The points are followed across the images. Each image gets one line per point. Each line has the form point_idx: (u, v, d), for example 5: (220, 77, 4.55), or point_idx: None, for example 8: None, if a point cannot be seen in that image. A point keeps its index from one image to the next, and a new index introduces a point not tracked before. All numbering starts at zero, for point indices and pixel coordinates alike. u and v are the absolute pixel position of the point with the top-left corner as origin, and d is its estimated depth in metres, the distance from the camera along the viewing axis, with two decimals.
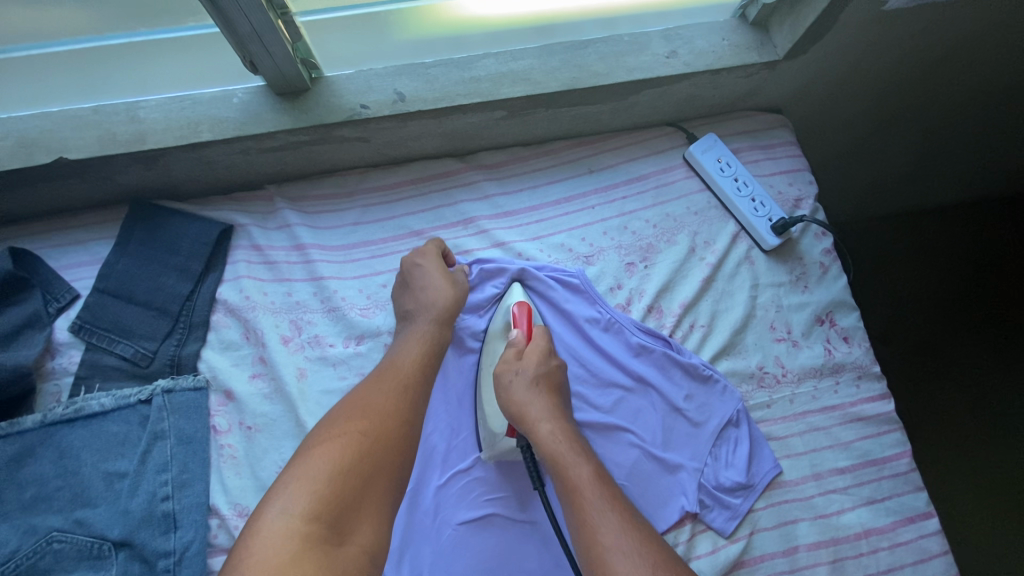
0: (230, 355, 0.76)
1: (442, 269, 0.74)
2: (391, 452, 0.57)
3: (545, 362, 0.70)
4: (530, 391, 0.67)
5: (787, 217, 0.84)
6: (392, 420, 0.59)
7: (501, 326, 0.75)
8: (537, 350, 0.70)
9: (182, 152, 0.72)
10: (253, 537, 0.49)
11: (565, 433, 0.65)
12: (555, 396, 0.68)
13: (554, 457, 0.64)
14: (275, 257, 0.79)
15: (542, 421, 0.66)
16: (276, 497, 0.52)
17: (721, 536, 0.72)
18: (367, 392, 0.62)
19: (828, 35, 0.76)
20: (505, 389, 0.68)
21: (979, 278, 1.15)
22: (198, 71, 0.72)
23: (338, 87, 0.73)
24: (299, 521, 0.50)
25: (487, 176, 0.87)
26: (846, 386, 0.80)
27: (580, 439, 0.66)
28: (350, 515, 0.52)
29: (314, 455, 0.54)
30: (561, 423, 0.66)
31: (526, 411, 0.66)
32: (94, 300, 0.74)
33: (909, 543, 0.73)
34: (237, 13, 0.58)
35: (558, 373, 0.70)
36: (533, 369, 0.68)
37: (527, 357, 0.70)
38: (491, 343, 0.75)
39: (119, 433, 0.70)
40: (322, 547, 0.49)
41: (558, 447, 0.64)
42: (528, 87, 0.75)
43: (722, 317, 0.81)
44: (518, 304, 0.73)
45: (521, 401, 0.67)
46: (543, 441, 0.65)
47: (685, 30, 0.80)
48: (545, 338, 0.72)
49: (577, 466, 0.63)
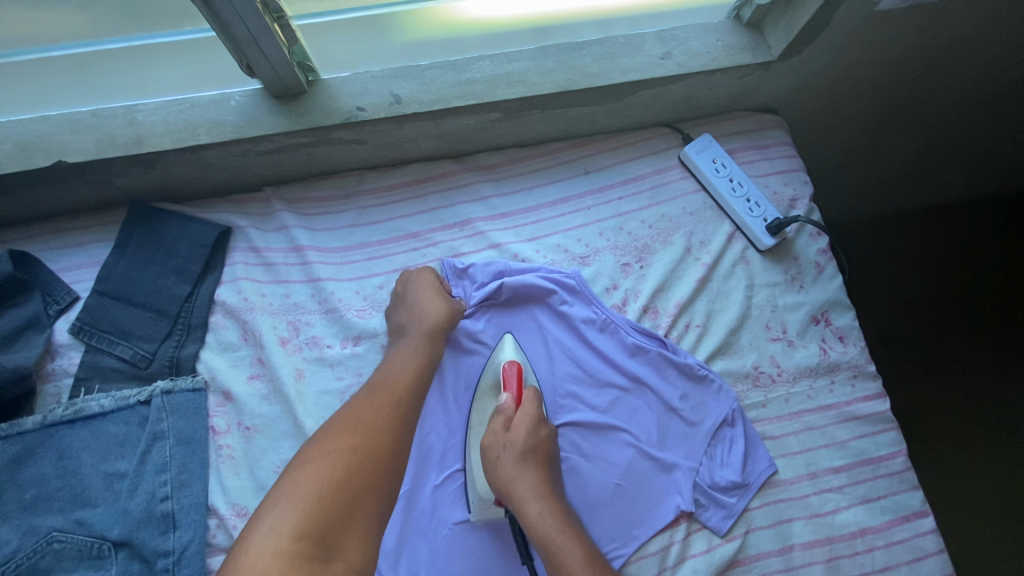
0: (229, 356, 0.76)
1: (437, 294, 0.75)
2: (381, 469, 0.57)
3: (534, 433, 0.69)
4: (518, 466, 0.67)
5: (782, 217, 0.84)
6: (383, 436, 0.60)
7: (491, 383, 0.75)
8: (525, 420, 0.70)
9: (180, 155, 0.73)
10: (241, 555, 0.49)
11: (555, 512, 0.66)
12: (543, 469, 0.68)
13: (543, 539, 0.64)
14: (273, 259, 0.80)
15: (530, 500, 0.66)
16: (266, 514, 0.52)
17: (717, 535, 0.72)
18: (359, 407, 0.62)
19: (822, 35, 0.76)
20: (492, 462, 0.68)
21: (981, 278, 1.15)
22: (196, 74, 0.73)
23: (334, 90, 0.74)
24: (287, 540, 0.50)
25: (483, 177, 0.87)
26: (842, 385, 0.80)
27: (569, 515, 0.67)
28: (338, 532, 0.53)
29: (303, 474, 0.55)
30: (549, 502, 0.67)
31: (513, 488, 0.66)
32: (94, 302, 0.75)
33: (904, 541, 0.74)
34: (233, 16, 0.59)
35: (546, 444, 0.70)
36: (521, 444, 0.68)
37: (515, 429, 0.69)
38: (480, 400, 0.75)
39: (119, 434, 0.70)
40: (310, 565, 0.49)
41: (547, 528, 0.64)
42: (523, 89, 0.75)
43: (718, 317, 0.81)
44: (510, 363, 0.74)
45: (509, 479, 0.67)
46: (532, 524, 0.65)
47: (679, 32, 0.80)
48: (535, 404, 0.72)
49: (568, 550, 0.63)
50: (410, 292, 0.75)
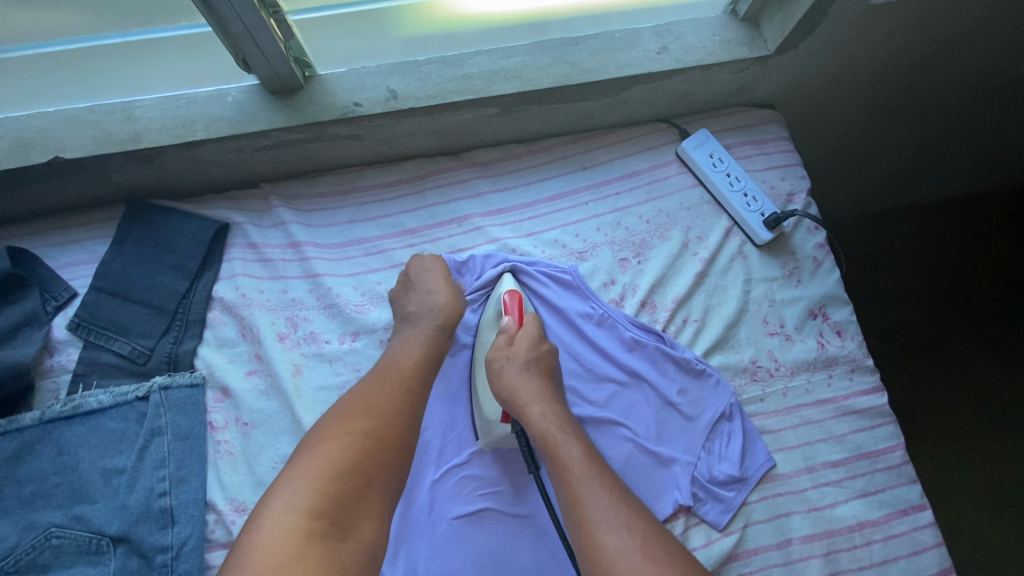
0: (226, 352, 0.76)
1: (445, 283, 0.74)
2: (393, 451, 0.58)
3: (535, 347, 0.71)
4: (522, 374, 0.68)
5: (779, 211, 0.84)
6: (395, 420, 0.60)
7: (492, 317, 0.76)
8: (527, 337, 0.71)
9: (178, 151, 0.73)
10: (256, 533, 0.50)
11: (556, 414, 0.66)
12: (546, 380, 0.69)
13: (544, 436, 0.65)
14: (271, 255, 0.80)
15: (533, 403, 0.67)
16: (280, 492, 0.53)
17: (715, 529, 0.72)
18: (370, 390, 0.62)
19: (818, 30, 0.77)
20: (497, 374, 0.70)
21: (976, 273, 1.15)
22: (193, 70, 0.73)
23: (331, 86, 0.74)
24: (302, 517, 0.51)
25: (481, 173, 0.87)
26: (840, 379, 0.80)
27: (570, 419, 0.67)
28: (352, 511, 0.53)
29: (317, 454, 0.55)
30: (552, 406, 0.67)
31: (516, 394, 0.67)
32: (92, 299, 0.75)
33: (903, 535, 0.74)
34: (229, 12, 0.59)
35: (548, 358, 0.71)
36: (524, 355, 0.70)
37: (517, 343, 0.71)
38: (483, 332, 0.76)
39: (117, 429, 0.70)
40: (325, 543, 0.50)
41: (548, 426, 0.65)
42: (519, 84, 0.76)
43: (715, 312, 0.81)
44: (510, 293, 0.75)
45: (512, 385, 0.68)
46: (534, 422, 0.66)
47: (676, 27, 0.80)
48: (536, 324, 0.74)
49: (567, 445, 0.64)
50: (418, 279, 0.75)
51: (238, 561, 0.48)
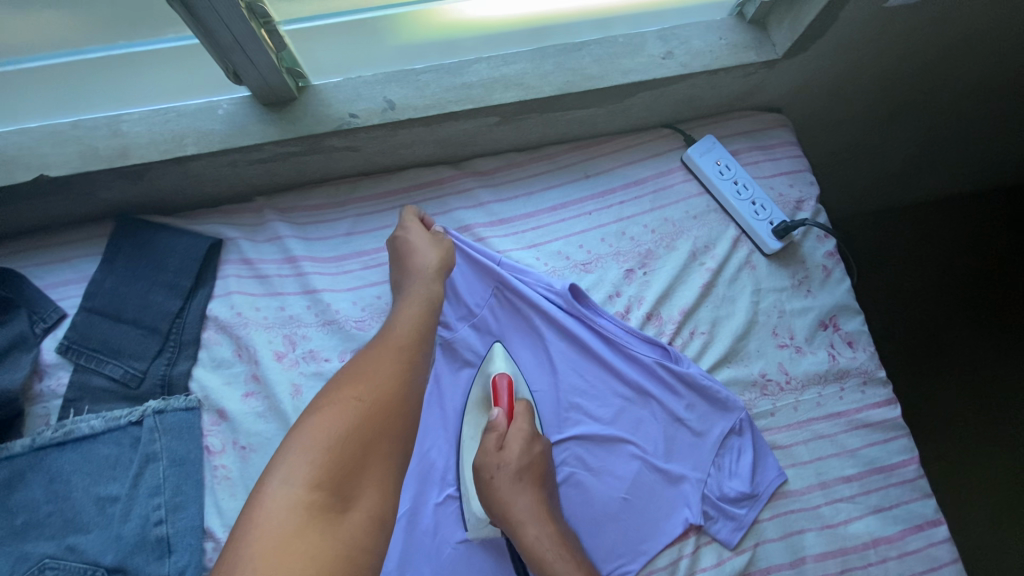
0: (222, 373, 0.74)
1: (427, 246, 0.74)
2: (393, 417, 0.55)
3: (527, 451, 0.68)
4: (514, 488, 0.66)
5: (788, 220, 0.82)
6: (394, 386, 0.57)
7: (481, 396, 0.74)
8: (519, 436, 0.68)
9: (168, 166, 0.70)
10: (256, 507, 0.47)
11: (552, 537, 0.65)
12: (539, 487, 0.67)
13: (540, 564, 0.64)
14: (266, 270, 0.78)
15: (527, 524, 0.65)
16: (276, 465, 0.50)
17: (727, 548, 0.70)
18: (367, 359, 0.59)
19: (829, 33, 0.74)
20: (488, 485, 0.67)
21: (981, 271, 1.14)
22: (181, 82, 0.70)
23: (325, 96, 0.71)
24: (302, 491, 0.49)
25: (481, 183, 0.85)
26: (852, 392, 0.78)
27: (567, 538, 0.66)
28: (353, 480, 0.51)
29: (314, 424, 0.53)
30: (547, 524, 0.66)
31: (510, 512, 0.66)
32: (82, 320, 0.73)
33: (918, 551, 0.72)
34: (217, 23, 0.56)
35: (542, 460, 0.68)
36: (516, 462, 0.66)
37: (508, 449, 0.67)
38: (473, 413, 0.73)
39: (110, 455, 0.68)
40: (327, 517, 0.48)
41: (544, 552, 0.64)
42: (521, 92, 0.73)
43: (724, 324, 0.79)
44: (500, 376, 0.73)
45: (505, 500, 0.66)
46: (528, 547, 0.64)
47: (681, 30, 0.78)
48: (528, 420, 0.70)
49: (567, 574, 0.63)
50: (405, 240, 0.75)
51: (237, 536, 0.46)
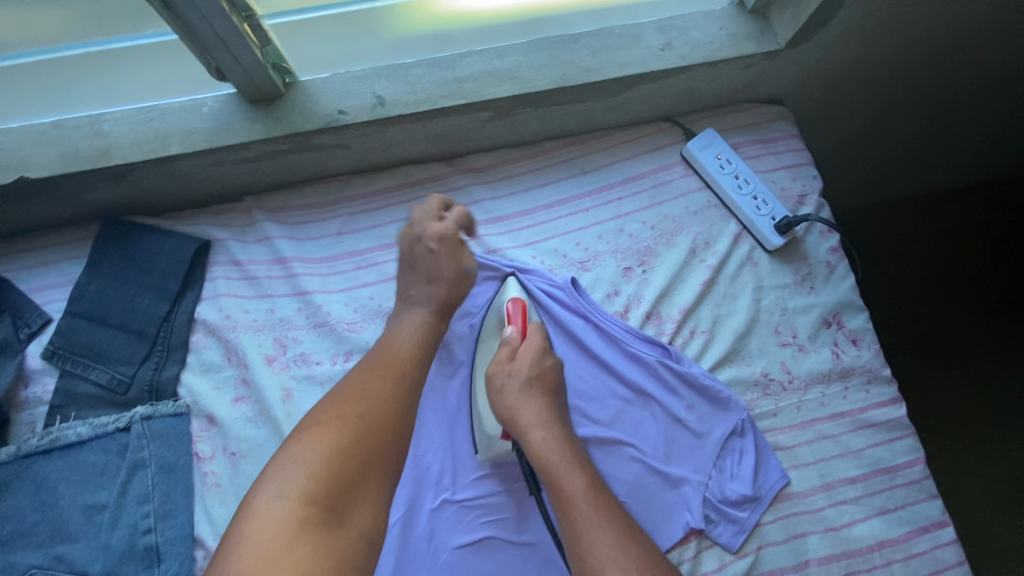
0: (211, 378, 0.72)
1: (450, 270, 0.67)
2: (392, 430, 0.54)
3: (538, 361, 0.68)
4: (523, 394, 0.66)
5: (791, 215, 0.80)
6: (394, 399, 0.56)
7: (495, 324, 0.73)
8: (531, 348, 0.69)
9: (152, 166, 0.68)
10: (249, 522, 0.47)
11: (559, 440, 0.64)
12: (549, 397, 0.67)
13: (545, 464, 0.62)
14: (256, 272, 0.76)
15: (534, 427, 0.64)
16: (272, 476, 0.50)
17: (728, 552, 0.69)
18: (367, 370, 0.58)
19: (832, 23, 0.72)
20: (497, 391, 0.67)
21: (986, 263, 1.12)
22: (163, 80, 0.68)
23: (313, 92, 0.69)
24: (296, 505, 0.48)
25: (476, 180, 0.83)
26: (856, 391, 0.76)
27: (574, 445, 0.64)
28: (348, 494, 0.50)
29: (312, 436, 0.52)
30: (554, 429, 0.65)
31: (517, 415, 0.65)
32: (67, 324, 0.71)
33: (924, 553, 0.70)
34: (197, 19, 0.54)
35: (552, 373, 0.68)
36: (527, 370, 0.67)
37: (520, 358, 0.68)
38: (485, 340, 0.73)
39: (98, 463, 0.67)
40: (319, 532, 0.47)
41: (551, 453, 0.63)
42: (515, 86, 0.71)
43: (724, 323, 0.77)
44: (512, 303, 0.72)
45: (512, 406, 0.65)
46: (535, 449, 0.63)
47: (680, 21, 0.75)
48: (540, 334, 0.70)
49: (571, 478, 0.61)
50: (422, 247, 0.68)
51: (229, 551, 0.46)
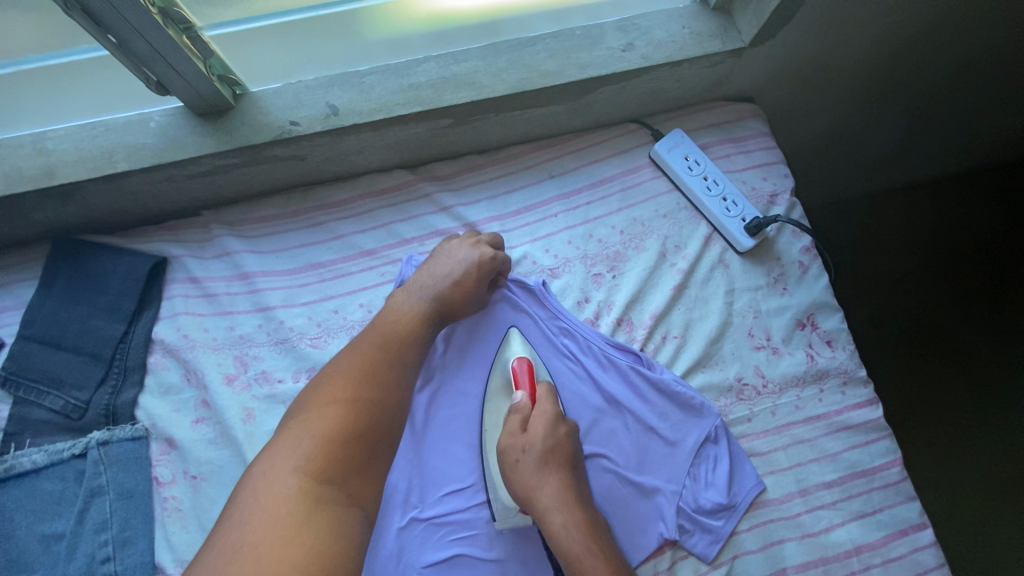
0: (171, 400, 0.70)
1: (478, 284, 0.68)
2: (394, 418, 0.54)
3: (553, 432, 0.64)
4: (539, 471, 0.62)
5: (761, 216, 0.78)
6: (399, 386, 0.56)
7: (502, 383, 0.70)
8: (543, 418, 0.65)
9: (100, 184, 0.66)
10: (260, 495, 0.45)
11: (580, 523, 0.60)
12: (566, 472, 0.63)
13: (567, 554, 0.58)
14: (214, 289, 0.74)
15: (553, 511, 0.60)
16: (283, 451, 0.48)
17: (704, 562, 0.67)
18: (373, 351, 0.58)
19: (796, 18, 0.70)
20: (512, 467, 0.63)
21: (973, 254, 1.11)
22: (109, 96, 0.66)
23: (264, 104, 0.67)
24: (309, 480, 0.46)
25: (442, 187, 0.81)
26: (832, 393, 0.75)
27: (596, 528, 0.60)
28: (356, 476, 0.49)
29: (324, 414, 0.51)
30: (574, 511, 0.60)
31: (534, 496, 0.61)
32: (20, 349, 0.69)
33: (903, 557, 0.69)
34: (130, 32, 0.53)
35: (568, 441, 0.64)
36: (540, 444, 0.63)
37: (532, 428, 0.64)
38: (492, 400, 0.70)
39: (54, 491, 0.65)
40: (333, 508, 0.46)
41: (572, 544, 0.59)
42: (472, 92, 0.69)
43: (697, 327, 0.76)
44: (517, 363, 0.68)
45: (529, 485, 0.61)
46: (555, 535, 0.59)
47: (642, 21, 0.73)
48: (551, 401, 0.66)
49: (595, 572, 0.57)
50: (460, 258, 0.68)
51: (238, 523, 0.44)
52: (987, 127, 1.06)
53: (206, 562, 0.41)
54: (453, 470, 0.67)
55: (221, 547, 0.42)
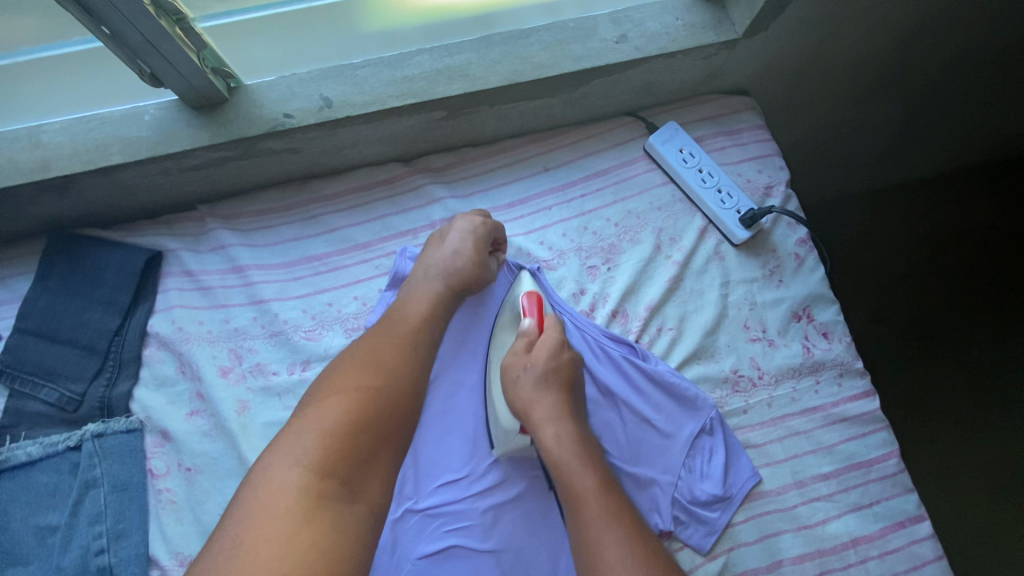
0: (166, 392, 0.70)
1: (479, 252, 0.68)
2: (405, 410, 0.52)
3: (556, 357, 0.64)
4: (538, 388, 0.62)
5: (756, 208, 0.78)
6: (409, 377, 0.54)
7: (511, 317, 0.71)
8: (547, 344, 0.65)
9: (95, 177, 0.66)
10: (262, 488, 0.43)
11: (574, 437, 0.60)
12: (566, 394, 0.63)
13: (556, 460, 0.59)
14: (209, 282, 0.74)
15: (547, 423, 0.61)
16: (287, 443, 0.46)
17: (699, 554, 0.67)
18: (382, 343, 0.56)
19: (789, 9, 0.70)
20: (512, 383, 0.64)
21: (972, 251, 1.11)
22: (104, 89, 0.67)
23: (257, 95, 0.67)
24: (313, 474, 0.44)
25: (435, 179, 0.81)
26: (828, 385, 0.75)
27: (590, 445, 0.61)
28: (363, 470, 0.47)
29: (329, 405, 0.49)
30: (569, 426, 0.61)
31: (531, 410, 0.62)
32: (15, 342, 0.69)
33: (900, 550, 0.68)
34: (121, 22, 0.53)
35: (570, 368, 0.64)
36: (542, 366, 0.63)
37: (536, 352, 0.64)
38: (501, 333, 0.71)
39: (49, 483, 0.65)
40: (335, 505, 0.43)
41: (563, 452, 0.59)
42: (466, 83, 0.69)
43: (692, 319, 0.76)
44: (528, 295, 0.68)
45: (527, 399, 0.62)
46: (546, 444, 0.60)
47: (635, 13, 0.74)
48: (557, 331, 0.67)
49: (582, 476, 0.57)
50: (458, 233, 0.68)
51: (238, 516, 0.42)
52: (984, 120, 1.06)
53: (204, 561, 0.39)
54: (448, 461, 0.67)
55: (219, 542, 0.40)
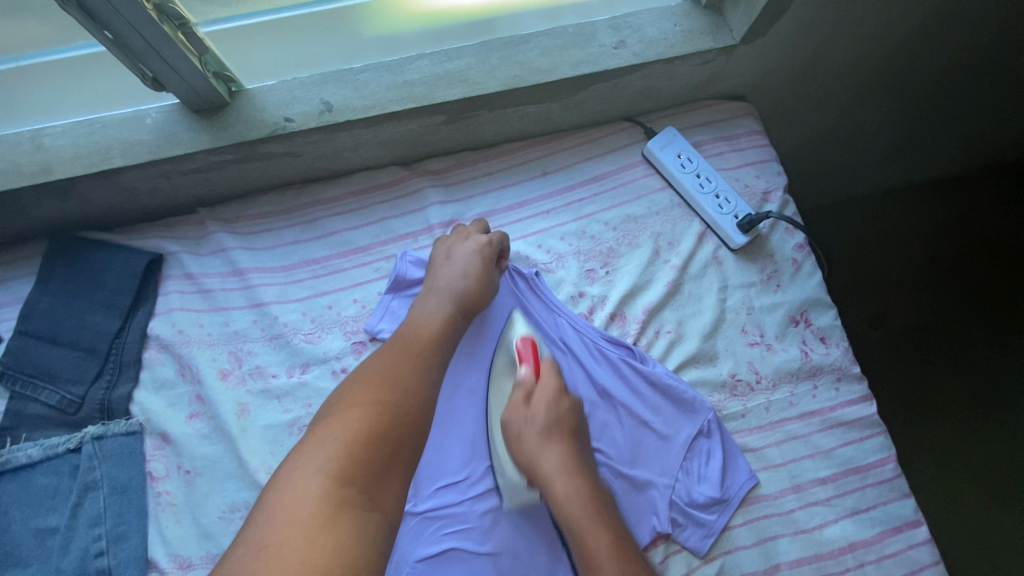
0: (165, 395, 0.70)
1: (486, 271, 0.68)
2: (420, 420, 0.52)
3: (556, 405, 0.66)
4: (540, 441, 0.64)
5: (753, 213, 0.78)
6: (422, 387, 0.54)
7: (507, 362, 0.71)
8: (546, 392, 0.67)
9: (96, 180, 0.67)
10: (283, 496, 0.43)
11: (584, 495, 0.61)
12: (569, 442, 0.65)
13: (569, 520, 0.60)
14: (209, 285, 0.74)
15: (556, 479, 0.62)
16: (307, 454, 0.46)
17: (696, 556, 0.67)
18: (395, 359, 0.56)
19: (786, 16, 0.70)
20: (515, 439, 0.66)
21: (973, 253, 1.11)
22: (106, 93, 0.67)
23: (258, 100, 0.68)
24: (333, 482, 0.44)
25: (434, 182, 0.81)
26: (826, 389, 0.75)
27: (599, 499, 0.62)
28: (381, 479, 0.47)
29: (347, 416, 0.49)
30: (576, 480, 0.62)
31: (538, 464, 0.64)
32: (16, 344, 0.69)
33: (898, 554, 0.68)
34: (124, 27, 0.53)
35: (570, 414, 0.66)
36: (542, 417, 0.65)
37: (536, 404, 0.66)
38: (498, 378, 0.71)
39: (49, 486, 0.65)
40: (355, 512, 0.43)
41: (574, 513, 0.60)
42: (465, 88, 0.70)
43: (690, 323, 0.76)
44: (523, 341, 0.70)
45: (532, 452, 0.64)
46: (557, 503, 0.61)
47: (634, 19, 0.74)
48: (553, 375, 0.68)
49: (597, 538, 0.59)
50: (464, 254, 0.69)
51: (260, 524, 0.41)
52: (982, 122, 1.07)
53: (225, 568, 0.39)
54: (446, 464, 0.67)
55: (241, 550, 0.40)
